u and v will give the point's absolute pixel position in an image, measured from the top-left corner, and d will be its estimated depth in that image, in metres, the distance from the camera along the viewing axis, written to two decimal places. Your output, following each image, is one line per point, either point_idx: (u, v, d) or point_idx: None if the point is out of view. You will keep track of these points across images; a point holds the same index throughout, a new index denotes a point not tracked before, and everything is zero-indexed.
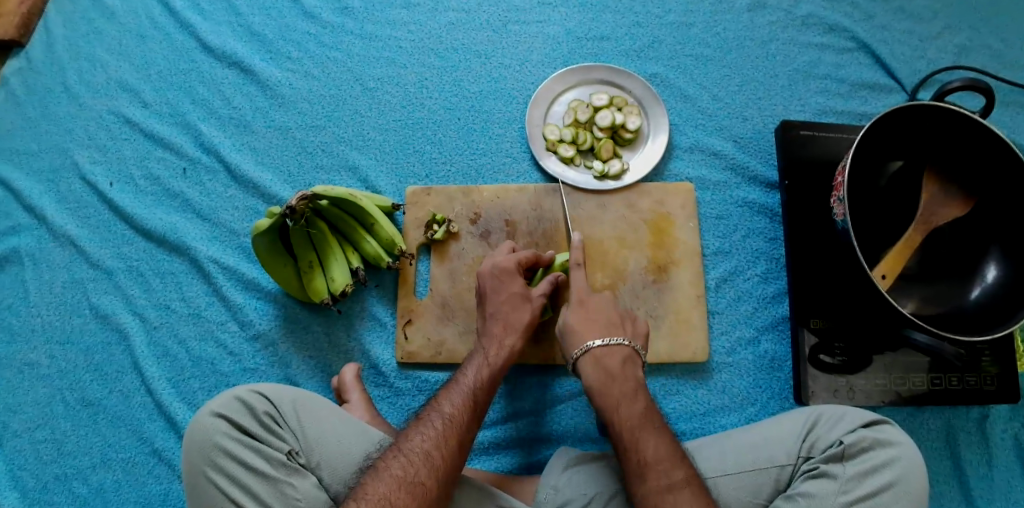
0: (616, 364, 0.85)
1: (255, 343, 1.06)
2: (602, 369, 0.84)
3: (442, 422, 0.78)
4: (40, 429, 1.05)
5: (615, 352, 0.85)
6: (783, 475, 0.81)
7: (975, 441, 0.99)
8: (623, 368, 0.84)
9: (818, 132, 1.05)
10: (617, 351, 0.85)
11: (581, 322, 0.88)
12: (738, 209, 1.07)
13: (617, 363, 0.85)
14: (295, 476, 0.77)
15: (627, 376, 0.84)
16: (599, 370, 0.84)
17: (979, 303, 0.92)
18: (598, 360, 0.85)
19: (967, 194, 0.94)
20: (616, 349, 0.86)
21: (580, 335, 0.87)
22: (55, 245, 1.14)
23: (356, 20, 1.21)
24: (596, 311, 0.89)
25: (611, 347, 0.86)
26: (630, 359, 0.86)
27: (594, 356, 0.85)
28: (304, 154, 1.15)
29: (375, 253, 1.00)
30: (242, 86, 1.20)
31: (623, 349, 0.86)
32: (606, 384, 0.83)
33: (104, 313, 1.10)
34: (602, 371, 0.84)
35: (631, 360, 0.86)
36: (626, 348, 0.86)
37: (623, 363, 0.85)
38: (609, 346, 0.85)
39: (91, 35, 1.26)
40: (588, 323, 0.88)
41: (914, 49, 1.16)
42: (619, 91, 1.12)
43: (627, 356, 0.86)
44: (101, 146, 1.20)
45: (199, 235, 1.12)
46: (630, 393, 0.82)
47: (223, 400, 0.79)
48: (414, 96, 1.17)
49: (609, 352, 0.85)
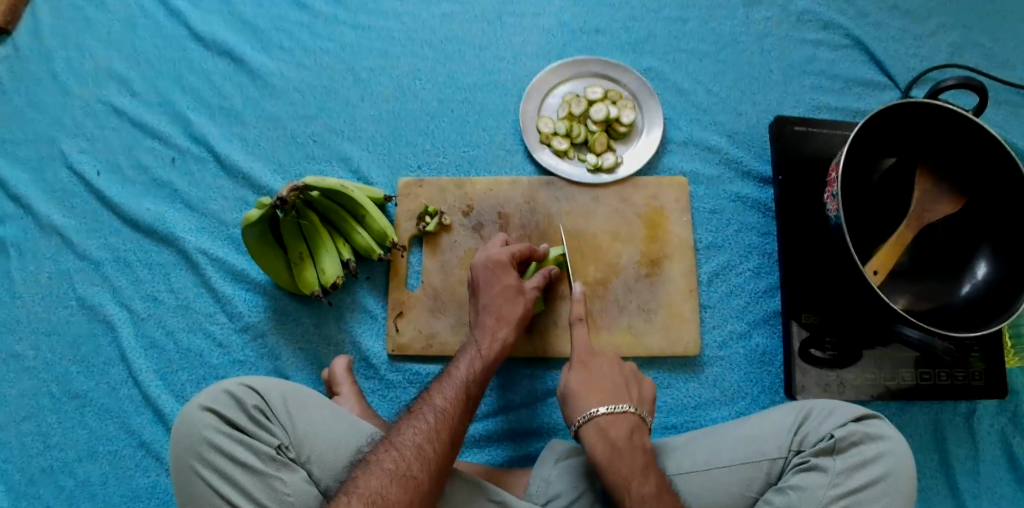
0: (622, 435, 0.79)
1: (244, 334, 1.05)
2: (608, 443, 0.79)
3: (434, 415, 0.77)
4: (25, 421, 1.04)
5: (621, 422, 0.80)
6: (774, 468, 0.81)
7: (962, 436, 1.00)
8: (628, 440, 0.79)
9: (813, 127, 1.05)
10: (624, 420, 0.80)
11: (587, 387, 0.84)
12: (730, 204, 1.07)
13: (622, 433, 0.80)
14: (284, 471, 0.76)
15: (634, 448, 0.79)
16: (606, 443, 0.79)
17: (970, 299, 0.93)
18: (602, 428, 0.80)
19: (960, 190, 0.94)
20: (621, 418, 0.80)
21: (582, 401, 0.82)
22: (40, 235, 1.12)
23: (349, 10, 1.20)
24: (601, 374, 0.85)
25: (616, 416, 0.80)
26: (637, 428, 0.81)
27: (599, 426, 0.80)
28: (295, 145, 1.14)
29: (367, 245, 0.99)
30: (233, 75, 1.19)
31: (630, 418, 0.81)
32: (613, 460, 0.77)
33: (91, 304, 1.08)
34: (606, 443, 0.79)
35: (637, 430, 0.81)
36: (631, 416, 0.81)
37: (629, 433, 0.80)
38: (615, 416, 0.80)
39: (79, 22, 1.24)
40: (590, 385, 0.84)
41: (908, 46, 1.16)
42: (613, 84, 1.12)
43: (634, 425, 0.81)
44: (88, 135, 1.18)
45: (188, 226, 1.11)
46: (640, 470, 0.77)
47: (211, 394, 0.78)
48: (407, 87, 1.16)
49: (615, 421, 0.80)
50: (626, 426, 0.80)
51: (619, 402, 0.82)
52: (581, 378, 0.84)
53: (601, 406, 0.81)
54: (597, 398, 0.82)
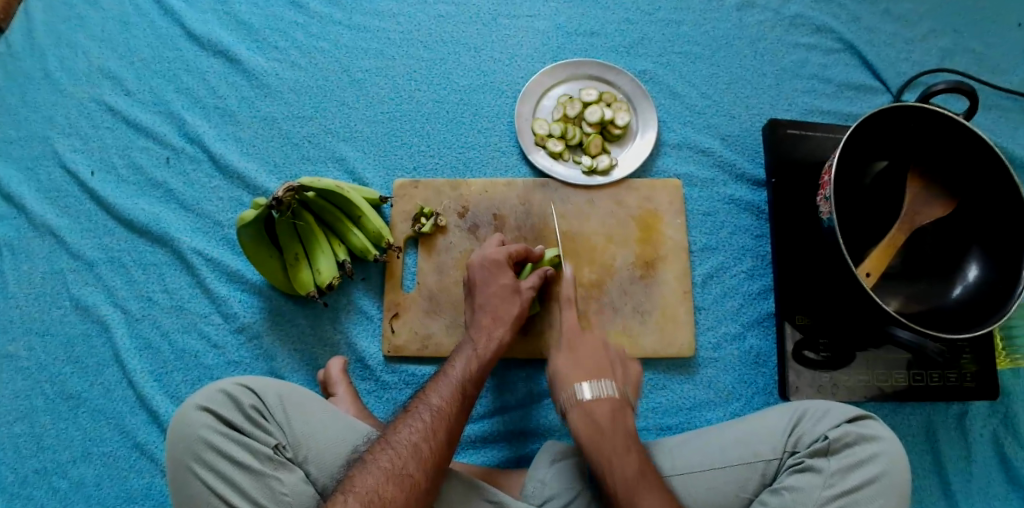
0: (595, 358, 0.86)
1: (239, 335, 1.05)
2: (581, 361, 0.85)
3: (431, 415, 0.78)
4: (18, 422, 1.03)
5: (597, 347, 0.87)
6: (769, 469, 0.81)
7: (954, 437, 1.01)
8: (611, 419, 0.80)
9: (805, 130, 1.06)
10: (600, 347, 0.87)
11: (571, 369, 0.85)
12: (725, 206, 1.08)
13: (595, 357, 0.86)
14: (281, 471, 0.76)
15: (605, 369, 0.85)
16: (578, 362, 0.86)
17: (960, 301, 0.94)
18: (577, 352, 0.86)
19: (950, 194, 0.96)
20: (597, 345, 0.87)
21: (567, 329, 0.88)
22: (34, 235, 1.12)
23: (345, 11, 1.20)
24: (583, 309, 0.91)
25: (600, 397, 0.82)
26: (612, 355, 0.88)
27: (575, 350, 0.86)
28: (290, 145, 1.14)
29: (363, 246, 0.99)
30: (228, 76, 1.19)
31: (607, 349, 0.87)
32: (582, 374, 0.84)
33: (85, 305, 1.08)
34: (580, 362, 0.85)
35: (611, 358, 0.87)
36: (608, 345, 0.88)
37: (602, 358, 0.86)
38: (593, 343, 0.87)
39: (73, 22, 1.24)
40: (576, 369, 0.85)
41: (899, 51, 1.17)
42: (608, 86, 1.13)
43: (617, 406, 0.82)
44: (82, 135, 1.17)
45: (183, 226, 1.11)
46: (606, 384, 0.83)
47: (208, 393, 0.78)
48: (403, 88, 1.16)
49: (591, 347, 0.87)
50: (600, 351, 0.87)
51: (603, 382, 0.83)
52: (568, 362, 0.86)
53: (589, 385, 0.82)
54: (578, 327, 0.89)
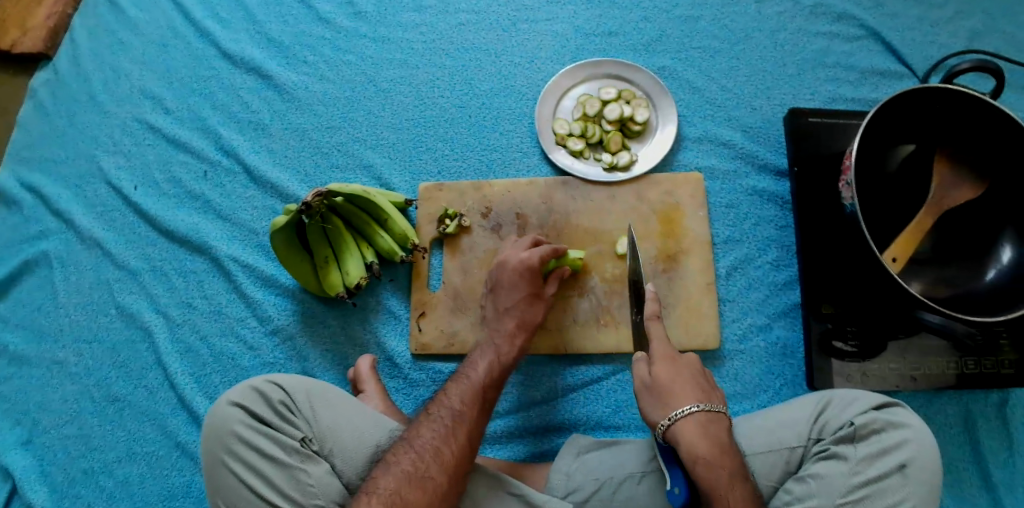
0: (721, 436, 0.77)
1: (274, 337, 1.08)
2: (710, 440, 0.76)
3: (453, 420, 0.79)
4: (69, 425, 1.09)
5: (718, 421, 0.78)
6: (794, 457, 0.81)
7: (995, 427, 0.98)
8: (727, 441, 0.77)
9: (827, 119, 1.05)
10: (720, 419, 0.78)
11: (672, 381, 0.81)
12: (747, 198, 1.08)
13: (721, 434, 0.77)
14: (308, 463, 0.78)
15: (731, 449, 0.76)
16: (707, 440, 0.76)
17: (993, 285, 0.92)
18: (701, 426, 0.77)
19: (979, 175, 0.94)
20: (717, 417, 0.78)
21: (676, 397, 0.80)
22: (81, 247, 1.18)
23: (369, 23, 1.24)
24: (689, 372, 0.83)
25: (714, 415, 0.78)
26: (730, 429, 0.79)
27: (699, 422, 0.77)
28: (319, 155, 1.18)
29: (389, 248, 1.02)
30: (260, 91, 1.24)
31: (724, 419, 0.79)
32: (716, 458, 0.74)
33: (130, 311, 1.13)
34: (710, 441, 0.76)
35: (730, 431, 0.79)
36: (726, 417, 0.79)
37: (726, 433, 0.78)
38: (713, 413, 0.78)
39: (115, 46, 1.31)
40: (683, 384, 0.81)
41: (926, 35, 1.15)
42: (627, 84, 1.14)
43: (727, 426, 0.79)
44: (125, 151, 1.24)
45: (219, 235, 1.16)
46: (738, 471, 0.75)
47: (239, 390, 0.82)
48: (426, 96, 1.19)
49: (713, 420, 0.78)
50: (722, 426, 0.78)
51: (714, 402, 0.80)
52: (668, 371, 0.82)
53: (701, 404, 0.79)
54: (689, 396, 0.80)
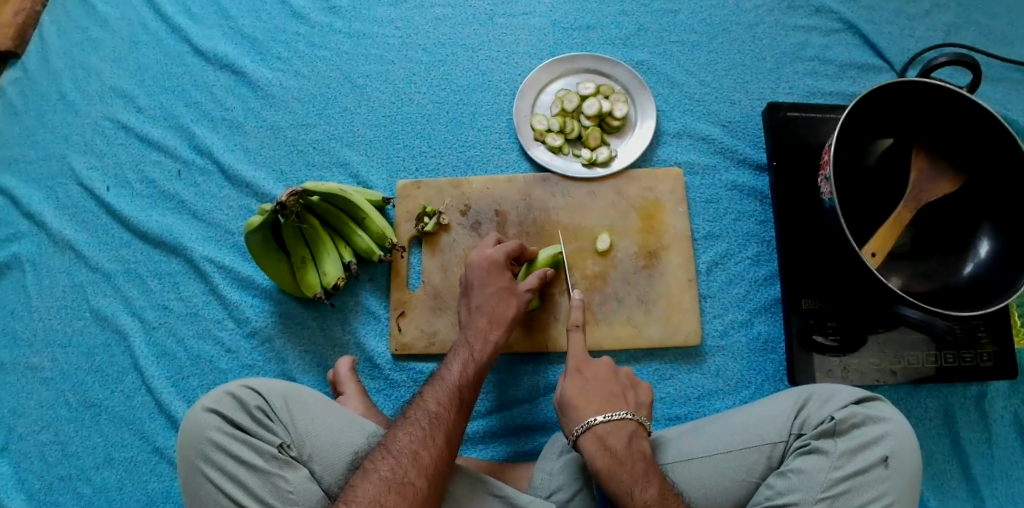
0: (621, 443, 0.79)
1: (252, 339, 1.07)
2: (607, 450, 0.78)
3: (430, 422, 0.78)
4: (44, 431, 1.07)
5: (618, 429, 0.80)
6: (775, 452, 0.81)
7: (973, 419, 0.99)
8: (629, 447, 0.79)
9: (806, 113, 1.05)
10: (622, 425, 0.80)
11: (580, 394, 0.84)
12: (727, 193, 1.07)
13: (620, 441, 0.79)
14: (287, 469, 0.77)
15: (635, 455, 0.78)
16: (605, 451, 0.78)
17: (973, 278, 0.92)
18: (601, 436, 0.79)
19: (957, 167, 0.95)
20: (618, 424, 0.80)
21: (578, 410, 0.82)
22: (54, 250, 1.16)
23: (344, 19, 1.22)
24: (595, 381, 0.85)
25: (614, 422, 0.80)
26: (636, 433, 0.81)
27: (596, 434, 0.79)
28: (295, 153, 1.16)
29: (367, 247, 1.01)
30: (234, 88, 1.21)
31: (626, 424, 0.81)
32: (613, 466, 0.77)
33: (104, 315, 1.11)
34: (607, 451, 0.78)
35: (636, 436, 0.80)
36: (628, 422, 0.81)
37: (629, 439, 0.80)
38: (612, 421, 0.80)
39: (85, 43, 1.28)
40: (587, 395, 0.83)
41: (903, 28, 1.15)
42: (605, 79, 1.13)
43: (632, 432, 0.80)
44: (97, 151, 1.21)
45: (195, 235, 1.14)
46: (641, 474, 0.76)
47: (215, 396, 0.80)
48: (403, 92, 1.18)
49: (613, 428, 0.80)
50: (623, 432, 0.80)
51: (616, 409, 0.82)
52: (577, 385, 0.85)
53: (600, 414, 0.81)
54: (593, 406, 0.82)
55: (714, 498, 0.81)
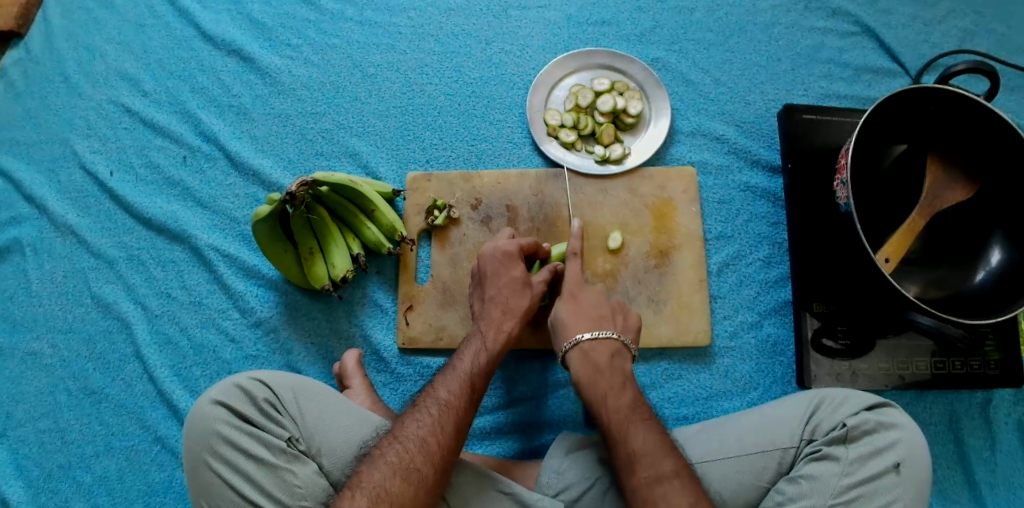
0: (604, 359, 0.83)
1: (256, 329, 1.06)
2: (590, 362, 0.83)
3: (439, 409, 0.78)
4: (43, 418, 1.06)
5: (603, 346, 0.84)
6: (786, 457, 0.80)
7: (978, 425, 0.99)
8: (611, 361, 0.83)
9: (822, 116, 1.04)
10: (606, 343, 0.84)
11: (572, 315, 0.87)
12: (740, 194, 1.07)
13: (604, 356, 0.84)
14: (295, 463, 0.76)
15: (614, 368, 0.83)
16: (587, 364, 0.83)
17: (983, 287, 0.92)
18: (586, 353, 0.84)
19: (971, 176, 0.93)
20: (604, 342, 0.85)
21: (568, 325, 0.87)
22: (55, 234, 1.14)
23: (356, 6, 1.21)
24: (586, 303, 0.89)
25: (600, 340, 0.85)
26: (620, 352, 0.85)
27: (582, 349, 0.84)
28: (304, 142, 1.15)
29: (376, 239, 1.00)
30: (242, 74, 1.20)
31: (612, 344, 0.85)
32: (593, 376, 0.82)
33: (106, 302, 1.09)
34: (589, 363, 0.83)
35: (619, 355, 0.85)
36: (615, 341, 0.85)
37: (611, 355, 0.84)
38: (598, 339, 0.84)
39: (90, 24, 1.25)
40: (578, 315, 0.87)
41: (920, 33, 1.15)
42: (620, 75, 1.12)
43: (615, 349, 0.85)
44: (101, 135, 1.19)
45: (200, 223, 1.12)
46: (617, 385, 0.81)
47: (222, 388, 0.79)
48: (415, 82, 1.16)
49: (597, 346, 0.84)
50: (608, 348, 0.84)
51: (603, 328, 0.86)
52: (568, 307, 0.88)
53: (588, 330, 0.85)
54: (582, 321, 0.87)
55: (724, 501, 0.81)
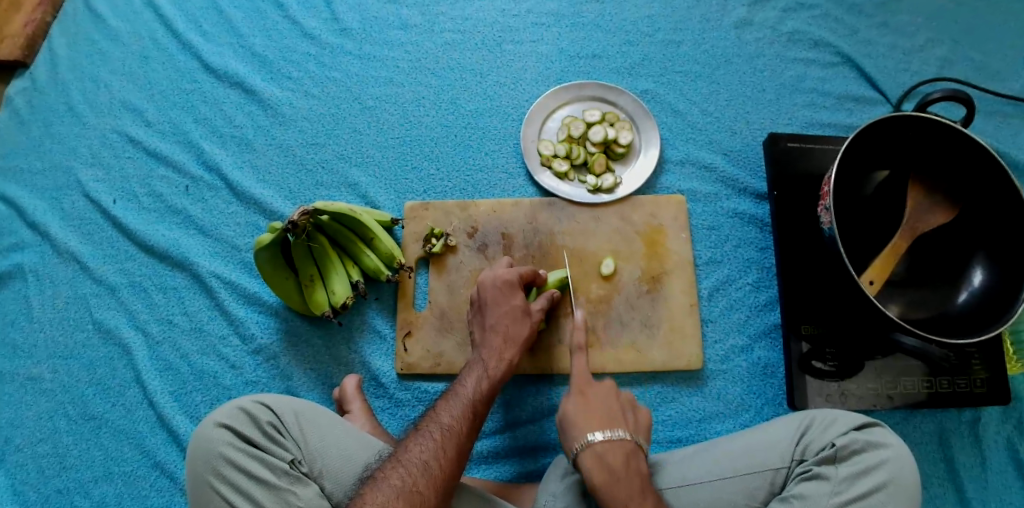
0: (619, 459, 0.80)
1: (256, 356, 1.07)
2: (606, 467, 0.79)
3: (441, 434, 0.79)
4: (42, 443, 1.06)
5: (617, 447, 0.81)
6: (778, 478, 0.82)
7: (967, 443, 1.01)
8: (625, 464, 0.79)
9: (805, 144, 1.08)
10: (619, 444, 0.81)
11: (582, 415, 0.85)
12: (728, 220, 1.10)
13: (618, 458, 0.80)
14: (297, 485, 0.78)
15: (632, 473, 0.79)
16: (603, 469, 0.79)
17: (967, 306, 0.95)
18: (600, 455, 0.80)
19: (951, 201, 0.96)
20: (617, 444, 0.81)
21: (580, 430, 0.83)
22: (58, 261, 1.16)
23: (355, 41, 1.25)
24: (596, 402, 0.86)
25: (612, 442, 0.81)
26: (635, 453, 0.81)
27: (595, 451, 0.80)
28: (304, 172, 1.18)
29: (375, 267, 1.02)
30: (244, 105, 1.23)
31: (625, 443, 0.81)
32: (610, 483, 0.78)
33: (108, 328, 1.11)
34: (605, 469, 0.79)
35: (633, 453, 0.81)
36: (628, 441, 0.81)
37: (626, 457, 0.80)
38: (611, 441, 0.81)
39: (96, 56, 1.29)
40: (586, 416, 0.84)
41: (898, 62, 1.20)
42: (611, 107, 1.16)
43: (629, 450, 0.81)
44: (105, 164, 1.22)
45: (201, 251, 1.14)
46: (636, 494, 0.77)
47: (227, 411, 0.81)
48: (412, 114, 1.20)
49: (611, 447, 0.81)
50: (622, 451, 0.80)
51: (615, 428, 0.83)
52: (579, 408, 0.85)
53: (600, 432, 0.82)
54: (594, 424, 0.83)
55: None
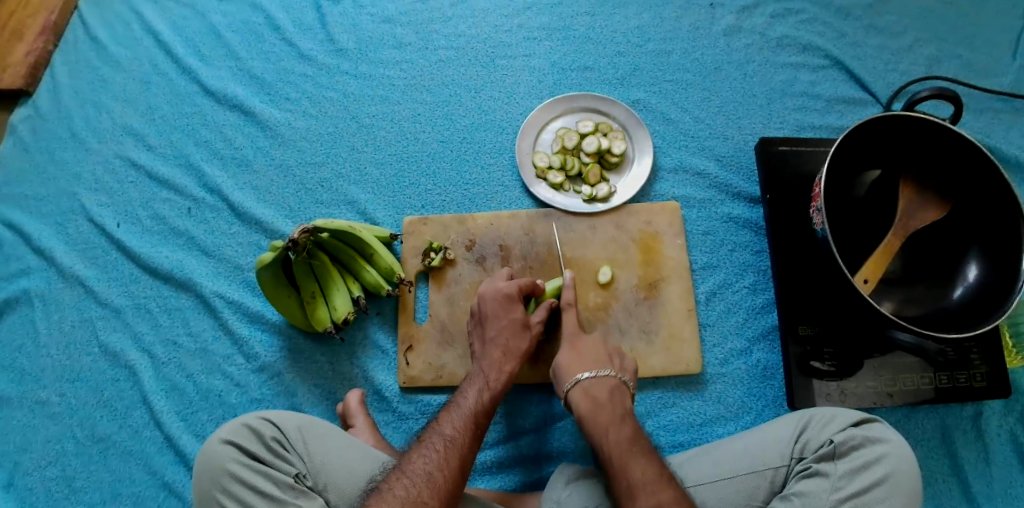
0: (604, 394, 0.87)
1: (261, 373, 1.09)
2: (591, 399, 0.86)
3: (444, 444, 0.80)
4: (51, 466, 1.08)
5: (603, 383, 0.88)
6: (778, 477, 0.83)
7: (970, 438, 1.01)
8: (611, 398, 0.87)
9: (796, 147, 1.09)
10: (605, 381, 0.88)
11: (573, 361, 0.92)
12: (723, 225, 1.11)
13: (604, 393, 0.87)
14: (302, 498, 0.79)
15: (614, 403, 0.86)
16: (589, 401, 0.87)
17: (963, 302, 0.95)
18: (587, 390, 0.88)
19: (943, 197, 0.98)
20: (602, 380, 0.89)
21: (570, 370, 0.91)
22: (64, 286, 1.18)
23: (350, 61, 1.28)
24: (586, 350, 0.93)
25: (600, 378, 0.89)
26: (619, 389, 0.89)
27: (584, 387, 0.88)
28: (303, 191, 1.20)
29: (375, 282, 1.04)
30: (243, 127, 1.26)
31: (612, 380, 0.89)
32: (594, 412, 0.85)
33: (114, 351, 1.13)
34: (590, 400, 0.86)
35: (617, 390, 0.88)
36: (612, 378, 0.89)
37: (611, 392, 0.88)
38: (597, 377, 0.89)
39: (97, 83, 1.32)
40: (577, 359, 0.92)
41: (887, 63, 1.21)
42: (604, 117, 1.18)
43: (614, 386, 0.88)
44: (107, 189, 1.25)
45: (204, 272, 1.16)
46: (617, 419, 0.84)
47: (232, 428, 0.82)
48: (409, 131, 1.22)
49: (597, 383, 0.88)
50: (607, 386, 0.88)
51: (603, 369, 0.90)
52: (569, 354, 0.93)
53: (589, 371, 0.90)
54: (583, 365, 0.91)
55: None
